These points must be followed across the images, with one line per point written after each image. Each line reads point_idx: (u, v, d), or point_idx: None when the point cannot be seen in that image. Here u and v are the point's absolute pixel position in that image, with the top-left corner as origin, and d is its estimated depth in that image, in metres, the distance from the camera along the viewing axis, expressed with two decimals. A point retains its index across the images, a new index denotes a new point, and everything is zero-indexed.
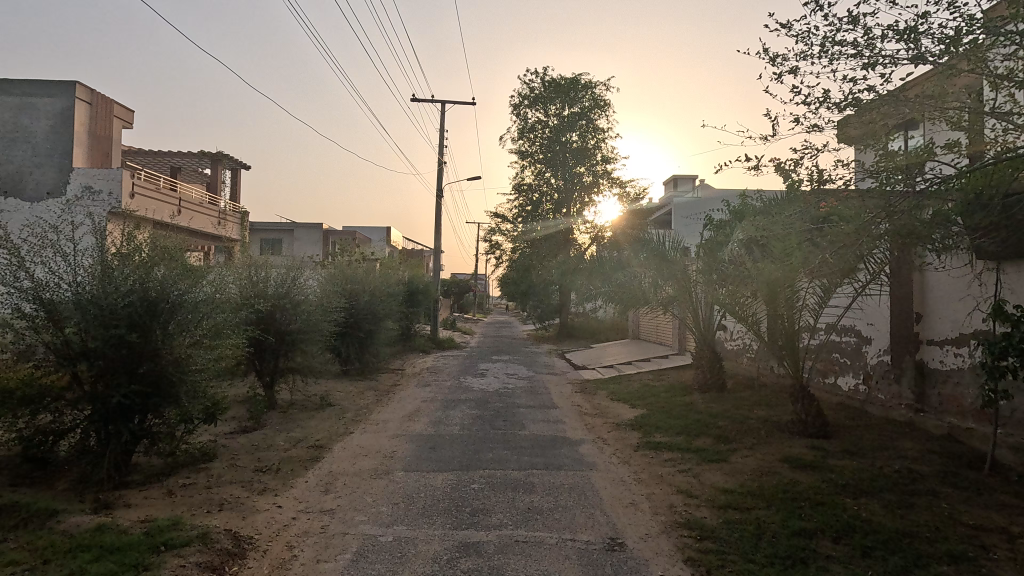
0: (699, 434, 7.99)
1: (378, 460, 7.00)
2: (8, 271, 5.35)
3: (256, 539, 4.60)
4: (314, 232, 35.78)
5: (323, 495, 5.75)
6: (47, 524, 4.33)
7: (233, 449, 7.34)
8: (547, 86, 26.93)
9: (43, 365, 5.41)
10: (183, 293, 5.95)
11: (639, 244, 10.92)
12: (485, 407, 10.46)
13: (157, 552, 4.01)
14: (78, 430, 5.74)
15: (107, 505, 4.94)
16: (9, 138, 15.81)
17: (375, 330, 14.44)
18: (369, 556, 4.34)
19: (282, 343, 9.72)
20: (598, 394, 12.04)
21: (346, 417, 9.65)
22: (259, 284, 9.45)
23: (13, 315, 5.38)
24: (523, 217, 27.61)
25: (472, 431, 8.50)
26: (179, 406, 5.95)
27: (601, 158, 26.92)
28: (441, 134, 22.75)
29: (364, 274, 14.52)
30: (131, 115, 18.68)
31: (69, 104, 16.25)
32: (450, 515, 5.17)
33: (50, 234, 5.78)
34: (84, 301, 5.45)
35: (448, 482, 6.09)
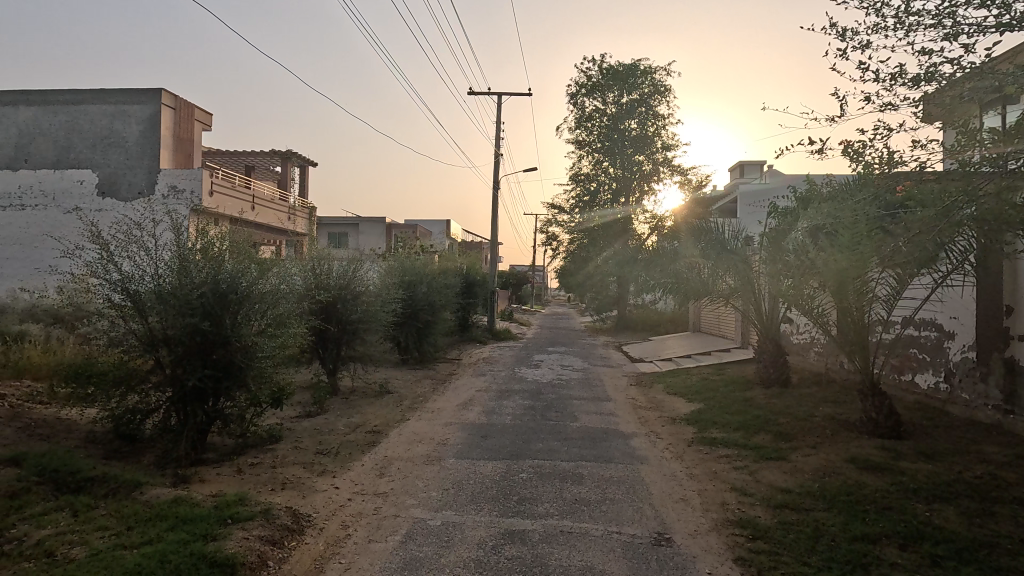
0: (758, 430, 7.69)
1: (431, 447, 7.19)
2: (100, 265, 5.90)
3: (314, 517, 4.87)
4: (376, 225, 37.01)
5: (378, 478, 5.99)
6: (132, 495, 4.78)
7: (297, 432, 7.77)
8: (605, 74, 26.40)
9: (129, 351, 5.97)
10: (250, 284, 6.36)
11: (697, 234, 10.57)
12: (538, 398, 10.48)
13: (224, 524, 4.32)
14: (161, 410, 6.28)
15: (184, 480, 5.37)
16: (106, 144, 17.37)
17: (432, 321, 14.80)
18: (417, 539, 4.49)
19: (344, 332, 10.16)
20: (654, 387, 11.80)
21: (404, 405, 9.95)
22: (323, 275, 9.93)
23: (105, 305, 5.91)
24: (581, 208, 27.30)
25: (523, 421, 8.56)
26: (247, 390, 6.38)
27: (662, 146, 26.24)
28: (497, 127, 22.85)
29: (421, 266, 14.90)
30: (209, 118, 19.95)
31: (156, 109, 17.50)
32: (498, 502, 5.25)
33: (134, 230, 6.29)
34: (164, 292, 5.93)
35: (497, 470, 6.19)
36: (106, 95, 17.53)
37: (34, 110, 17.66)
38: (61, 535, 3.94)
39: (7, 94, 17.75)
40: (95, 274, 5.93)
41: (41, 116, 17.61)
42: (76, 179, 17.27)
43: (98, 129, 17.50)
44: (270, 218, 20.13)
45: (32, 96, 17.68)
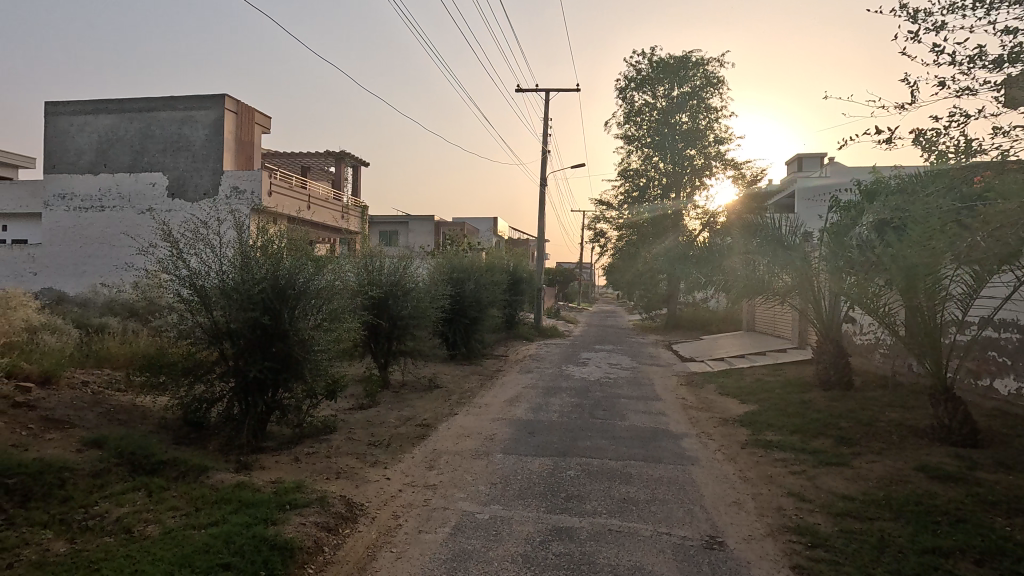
0: (818, 434, 7.36)
1: (479, 441, 7.27)
2: (171, 261, 6.26)
3: (367, 506, 5.01)
4: (425, 224, 37.67)
5: (427, 470, 6.11)
6: (199, 479, 5.07)
7: (350, 424, 8.02)
8: (655, 67, 25.85)
9: (197, 343, 6.35)
10: (306, 279, 6.63)
11: (752, 230, 10.21)
12: (585, 396, 10.40)
13: (283, 509, 4.52)
14: (224, 400, 6.62)
15: (246, 466, 5.65)
16: (176, 148, 18.41)
17: (480, 317, 14.94)
18: (466, 531, 4.56)
19: (395, 327, 10.39)
20: (706, 387, 11.48)
21: (452, 399, 10.09)
22: (374, 272, 10.19)
23: (175, 299, 6.29)
24: (630, 204, 26.76)
25: (571, 419, 8.52)
26: (304, 382, 6.64)
27: (714, 139, 25.51)
28: (544, 124, 22.79)
29: (469, 263, 15.06)
30: (268, 121, 20.79)
31: (220, 114, 18.45)
32: (545, 499, 5.25)
33: (201, 229, 6.64)
34: (227, 288, 6.25)
35: (545, 467, 6.18)
36: (176, 102, 18.62)
37: (111, 118, 18.96)
38: (137, 513, 4.23)
39: (88, 104, 19.12)
40: (167, 270, 6.31)
41: (118, 123, 18.89)
42: (148, 181, 18.42)
43: (169, 134, 18.58)
44: (326, 216, 20.83)
45: (110, 104, 18.99)
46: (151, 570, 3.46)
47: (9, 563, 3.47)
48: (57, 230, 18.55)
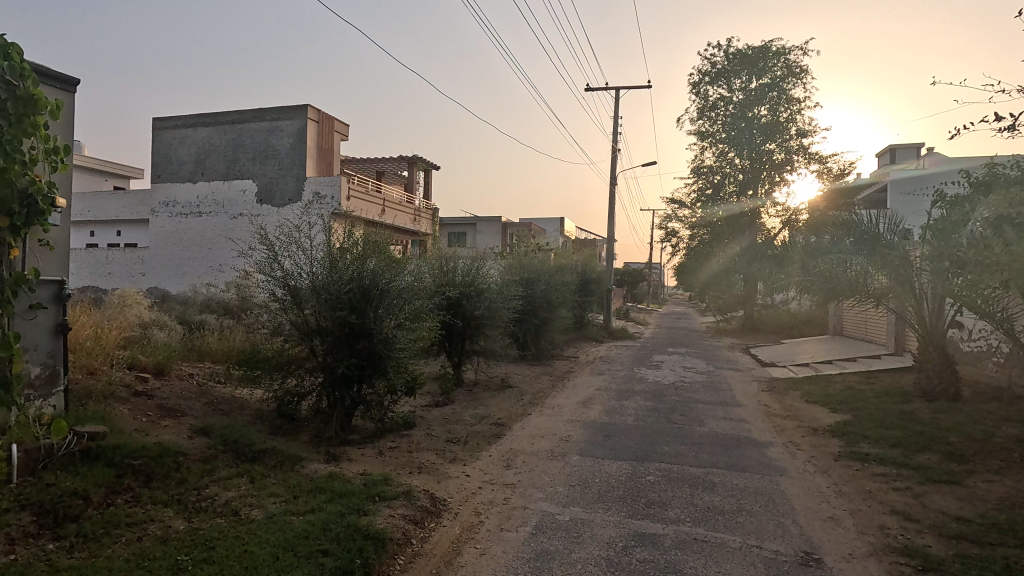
0: (922, 448, 6.80)
1: (554, 442, 7.26)
2: (268, 263, 6.68)
3: (449, 501, 5.15)
4: (493, 224, 38.17)
5: (505, 469, 6.18)
6: (295, 468, 5.40)
7: (429, 420, 8.25)
8: (732, 59, 24.83)
9: (290, 339, 6.78)
10: (389, 280, 6.90)
11: (844, 228, 9.56)
12: (660, 400, 10.14)
13: (373, 501, 4.72)
14: (314, 394, 7.02)
15: (335, 457, 5.95)
16: (264, 156, 19.66)
17: (550, 318, 14.96)
18: (547, 532, 4.57)
19: (468, 327, 10.60)
20: (790, 394, 10.88)
21: (525, 399, 10.16)
22: (449, 273, 10.43)
23: (271, 298, 6.72)
24: (704, 202, 25.73)
25: (647, 423, 8.35)
26: (387, 378, 6.92)
27: (797, 132, 24.18)
28: (614, 122, 22.43)
29: (539, 264, 15.11)
30: (346, 128, 21.76)
31: (303, 123, 19.54)
32: (626, 503, 5.17)
33: (293, 232, 7.04)
34: (318, 288, 6.63)
35: (623, 471, 6.08)
36: (265, 114, 19.92)
37: (208, 130, 20.52)
38: (243, 498, 4.56)
39: (189, 118, 20.81)
40: (263, 271, 6.74)
41: (214, 135, 20.42)
42: (239, 188, 19.80)
43: (258, 144, 19.87)
44: (400, 219, 21.56)
45: (207, 118, 20.57)
46: (258, 551, 3.71)
47: (139, 536, 3.84)
48: (162, 235, 20.29)
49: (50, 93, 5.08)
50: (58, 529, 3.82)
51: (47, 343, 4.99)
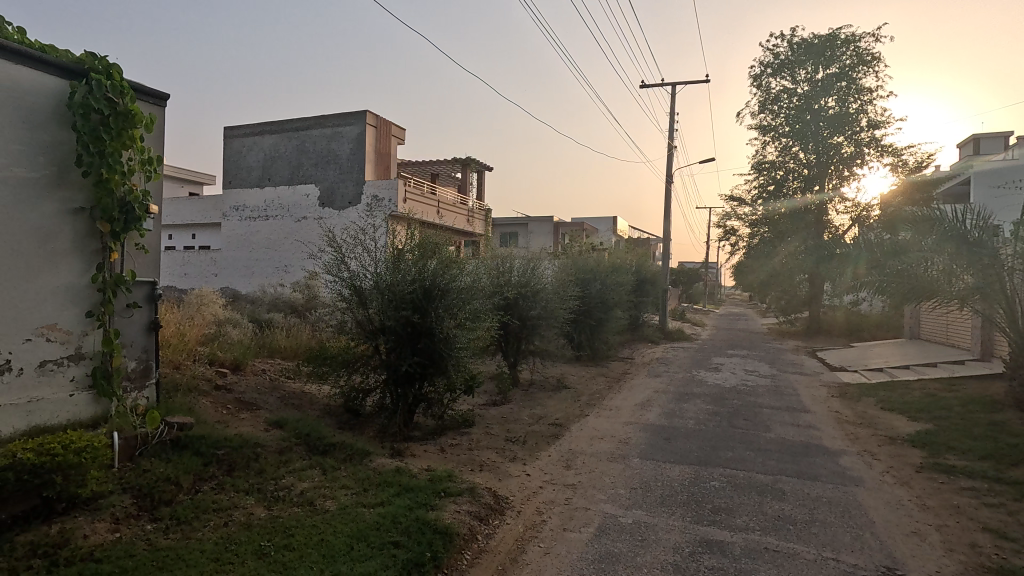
0: (1016, 462, 6.29)
1: (614, 444, 7.19)
2: (336, 264, 6.95)
3: (511, 499, 5.20)
4: (545, 224, 38.16)
5: (566, 470, 6.18)
6: (364, 462, 5.60)
7: (487, 419, 8.35)
8: (796, 49, 23.79)
9: (356, 338, 7.04)
10: (450, 280, 7.04)
11: (924, 225, 8.95)
12: (722, 404, 9.84)
13: (439, 496, 4.84)
14: (377, 390, 7.25)
15: (400, 452, 6.13)
16: (326, 161, 20.44)
17: (605, 318, 14.82)
18: (611, 534, 4.54)
19: (524, 327, 10.65)
20: (863, 401, 10.31)
21: (582, 400, 10.11)
22: (505, 273, 10.51)
23: (339, 298, 6.99)
24: (765, 199, 24.74)
25: (709, 427, 8.14)
26: (447, 376, 7.07)
27: (868, 124, 22.86)
28: (670, 118, 21.95)
29: (594, 264, 14.99)
30: (403, 133, 22.30)
31: (362, 129, 20.19)
32: (690, 508, 5.06)
33: (359, 234, 7.29)
34: (383, 288, 6.85)
35: (687, 475, 5.96)
36: (327, 121, 20.72)
37: (275, 137, 21.55)
38: (317, 489, 4.78)
39: (257, 127, 21.93)
40: (331, 272, 7.01)
41: (280, 142, 21.43)
42: (303, 193, 20.70)
43: (320, 149, 20.67)
44: (454, 220, 21.93)
45: (273, 126, 21.61)
46: (334, 540, 3.88)
47: (225, 522, 4.09)
48: (233, 238, 21.49)
49: (144, 108, 5.47)
50: (154, 511, 4.12)
51: (142, 340, 5.39)
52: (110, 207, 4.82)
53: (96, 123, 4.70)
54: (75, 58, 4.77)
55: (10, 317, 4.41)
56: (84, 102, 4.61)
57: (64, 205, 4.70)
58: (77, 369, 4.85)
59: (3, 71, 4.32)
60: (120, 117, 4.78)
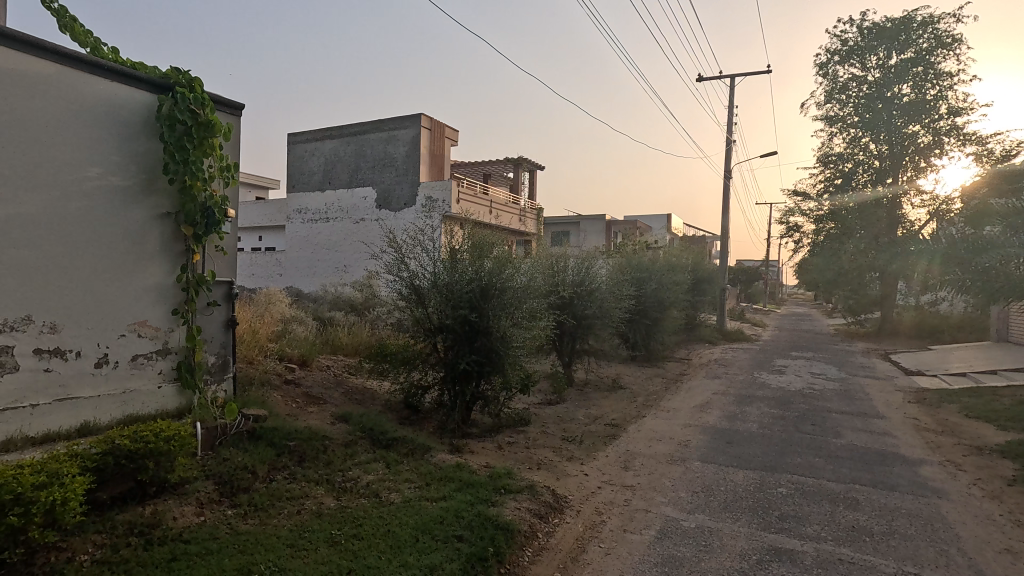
0: None
1: (673, 446, 7.05)
2: (397, 264, 7.14)
3: (570, 498, 5.20)
4: (597, 223, 37.78)
5: (624, 470, 6.12)
6: (425, 457, 5.75)
7: (543, 418, 8.37)
8: (867, 34, 22.50)
9: (415, 336, 7.22)
10: (506, 280, 7.09)
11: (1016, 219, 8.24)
12: (787, 407, 9.45)
13: (499, 492, 4.90)
14: (436, 387, 7.41)
15: (458, 448, 6.25)
16: (383, 164, 21.01)
17: (661, 318, 14.53)
18: (673, 537, 4.45)
19: (579, 326, 10.59)
20: (945, 408, 9.63)
21: (638, 401, 9.96)
22: (560, 272, 10.49)
23: (399, 297, 7.19)
24: (831, 193, 23.53)
25: (774, 431, 7.83)
26: (503, 375, 7.13)
27: (948, 111, 21.27)
28: (728, 112, 21.24)
29: (649, 263, 14.72)
30: (456, 134, 22.61)
31: (417, 131, 20.62)
32: (756, 515, 4.90)
33: (418, 235, 7.46)
34: (441, 287, 6.97)
35: (751, 480, 5.77)
36: (383, 125, 21.29)
37: (335, 142, 22.36)
38: (382, 481, 4.94)
39: (318, 132, 22.82)
40: (392, 271, 7.21)
41: (339, 147, 22.21)
42: (361, 196, 21.41)
43: (377, 153, 21.27)
44: (507, 219, 22.08)
45: (333, 131, 22.43)
46: (400, 531, 4.01)
47: (298, 510, 4.30)
48: (296, 239, 22.50)
49: (223, 118, 5.83)
50: (233, 497, 4.37)
51: (221, 336, 5.74)
52: (193, 212, 5.17)
53: (181, 133, 5.04)
54: (162, 73, 5.13)
55: (108, 314, 4.79)
56: (170, 113, 4.97)
57: (154, 210, 5.06)
58: (164, 362, 5.23)
59: (100, 88, 4.68)
60: (201, 127, 5.11)
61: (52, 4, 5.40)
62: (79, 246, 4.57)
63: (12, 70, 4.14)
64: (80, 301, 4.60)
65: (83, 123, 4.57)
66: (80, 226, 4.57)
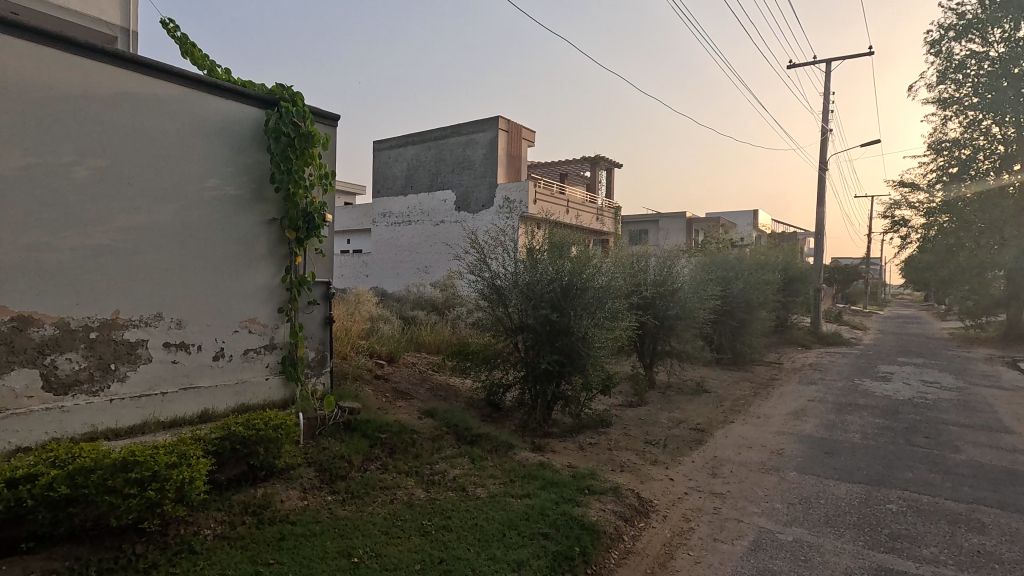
0: None
1: (765, 454, 6.70)
2: (479, 264, 7.32)
3: (656, 503, 5.08)
4: (677, 221, 36.59)
5: (712, 477, 5.89)
6: (508, 454, 5.84)
7: (624, 420, 8.23)
8: (989, 4, 20.17)
9: (497, 335, 7.34)
10: (587, 280, 7.05)
11: None
12: (895, 417, 8.69)
13: (583, 493, 4.89)
14: (517, 386, 7.48)
15: (541, 448, 6.29)
16: (462, 167, 21.53)
17: (748, 319, 13.84)
18: (769, 550, 4.24)
19: (660, 327, 10.32)
20: None
21: (725, 406, 9.54)
22: (641, 272, 10.25)
23: (480, 297, 7.35)
24: (945, 183, 21.31)
25: (880, 443, 7.23)
26: (584, 375, 7.10)
27: None
28: (823, 99, 19.83)
29: (735, 262, 14.06)
30: (533, 135, 22.71)
31: (494, 134, 20.94)
32: (862, 532, 4.55)
33: (500, 235, 7.59)
34: (522, 287, 7.05)
35: (855, 495, 5.37)
36: (462, 129, 21.81)
37: (416, 148, 23.22)
38: (468, 476, 5.08)
39: (401, 139, 23.77)
40: (475, 272, 7.39)
41: (421, 152, 23.03)
42: (441, 199, 22.05)
43: (456, 156, 21.83)
44: (584, 219, 21.89)
45: (415, 137, 23.29)
46: (487, 526, 4.10)
47: (391, 499, 4.52)
48: (381, 242, 23.56)
49: (321, 129, 6.23)
50: (332, 484, 4.66)
51: (319, 333, 6.13)
52: (296, 217, 5.57)
53: (285, 145, 5.46)
54: (268, 90, 5.57)
55: (224, 312, 5.26)
56: (276, 127, 5.38)
57: (262, 216, 5.50)
58: (271, 356, 5.68)
59: (217, 106, 5.14)
60: (303, 138, 5.50)
61: (175, 33, 6.02)
62: (200, 250, 5.05)
63: (145, 94, 4.65)
64: (202, 300, 5.09)
65: (204, 138, 5.05)
66: (201, 232, 5.06)
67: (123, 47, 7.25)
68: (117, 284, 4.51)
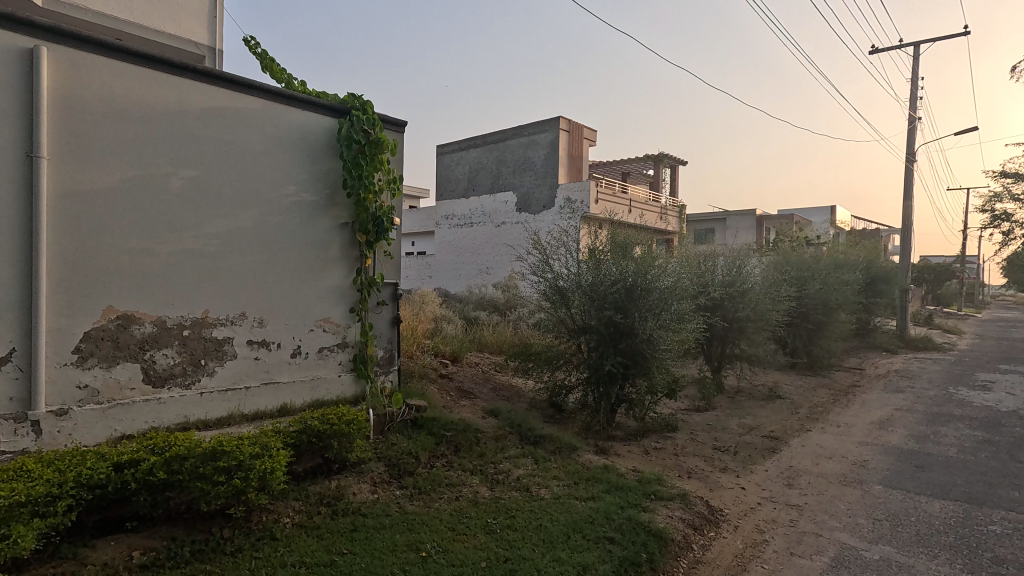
0: None
1: (846, 466, 6.30)
2: (541, 265, 7.34)
3: (726, 512, 4.89)
4: (747, 219, 35.07)
5: (787, 488, 5.61)
6: (572, 456, 5.80)
7: (692, 425, 7.98)
8: None
9: (559, 336, 7.31)
10: (652, 281, 6.89)
11: None
12: (996, 430, 7.93)
13: (649, 498, 4.79)
14: (579, 388, 7.41)
15: (605, 450, 6.21)
16: (523, 169, 21.64)
17: (826, 322, 13.05)
18: (851, 567, 3.98)
19: (729, 329, 9.93)
20: None
21: (800, 414, 9.04)
22: (708, 272, 9.90)
23: (543, 298, 7.36)
24: None
25: (979, 457, 6.63)
26: (649, 378, 6.94)
27: None
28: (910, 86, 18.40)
29: (811, 261, 13.30)
30: (595, 134, 22.47)
31: (555, 134, 20.88)
32: (960, 554, 4.18)
33: (562, 236, 7.57)
34: (585, 288, 6.99)
35: (951, 513, 4.95)
36: (523, 130, 21.91)
37: (478, 151, 23.56)
38: (532, 476, 5.10)
39: (463, 142, 24.18)
40: (537, 272, 7.41)
41: (483, 155, 23.33)
42: (503, 200, 22.21)
43: (518, 158, 21.96)
44: (648, 219, 21.41)
45: (477, 141, 23.63)
46: (551, 527, 4.10)
47: (456, 496, 4.60)
48: (444, 244, 24.04)
49: (389, 135, 6.44)
50: (400, 479, 4.81)
51: (387, 332, 6.33)
52: (367, 221, 5.79)
53: (357, 152, 5.70)
54: (340, 99, 5.83)
55: (301, 311, 5.55)
56: (349, 135, 5.63)
57: (335, 221, 5.76)
58: (343, 354, 5.93)
59: (294, 116, 5.43)
60: (373, 144, 5.72)
61: (256, 49, 6.41)
62: (280, 253, 5.35)
63: (231, 108, 4.98)
64: (281, 300, 5.39)
65: (283, 148, 5.35)
66: (280, 236, 5.36)
67: (211, 65, 7.80)
68: (206, 285, 4.86)
